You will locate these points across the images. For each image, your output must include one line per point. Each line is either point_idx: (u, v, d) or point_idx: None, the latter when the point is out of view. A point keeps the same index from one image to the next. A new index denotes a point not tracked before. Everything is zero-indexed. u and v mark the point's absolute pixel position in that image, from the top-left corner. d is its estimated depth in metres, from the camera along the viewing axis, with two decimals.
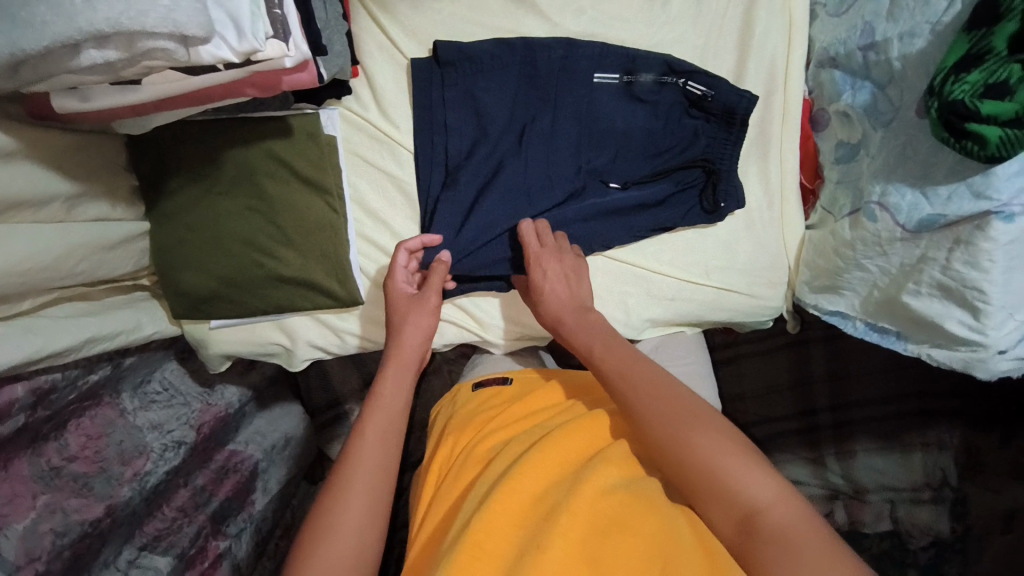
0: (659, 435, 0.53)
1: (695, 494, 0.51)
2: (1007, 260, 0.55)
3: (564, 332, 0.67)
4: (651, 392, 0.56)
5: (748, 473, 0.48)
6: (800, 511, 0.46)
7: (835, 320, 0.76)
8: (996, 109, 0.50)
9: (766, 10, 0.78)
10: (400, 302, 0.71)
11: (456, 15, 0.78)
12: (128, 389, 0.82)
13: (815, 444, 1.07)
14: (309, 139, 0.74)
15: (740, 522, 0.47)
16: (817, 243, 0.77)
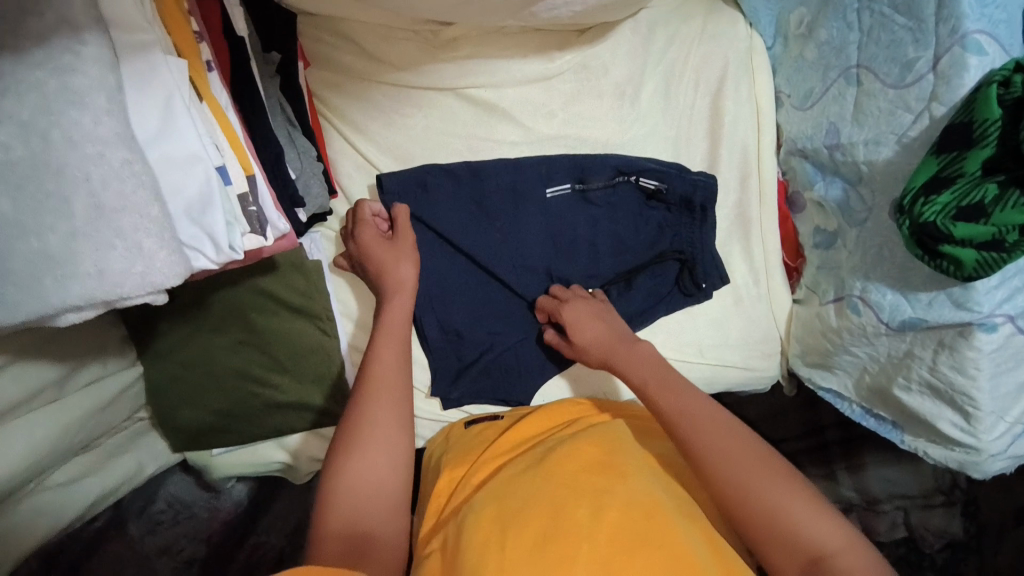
0: (726, 469, 0.59)
1: (758, 534, 0.55)
2: (993, 368, 0.56)
3: (617, 366, 0.73)
4: (717, 428, 0.62)
5: (813, 518, 0.54)
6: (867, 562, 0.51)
7: (829, 397, 0.77)
8: (969, 232, 0.51)
9: (734, 99, 0.79)
10: (379, 248, 0.72)
11: (429, 127, 0.79)
12: (134, 518, 0.83)
13: (823, 458, 1.03)
14: (295, 270, 0.74)
15: (806, 564, 0.52)
16: (805, 322, 0.77)
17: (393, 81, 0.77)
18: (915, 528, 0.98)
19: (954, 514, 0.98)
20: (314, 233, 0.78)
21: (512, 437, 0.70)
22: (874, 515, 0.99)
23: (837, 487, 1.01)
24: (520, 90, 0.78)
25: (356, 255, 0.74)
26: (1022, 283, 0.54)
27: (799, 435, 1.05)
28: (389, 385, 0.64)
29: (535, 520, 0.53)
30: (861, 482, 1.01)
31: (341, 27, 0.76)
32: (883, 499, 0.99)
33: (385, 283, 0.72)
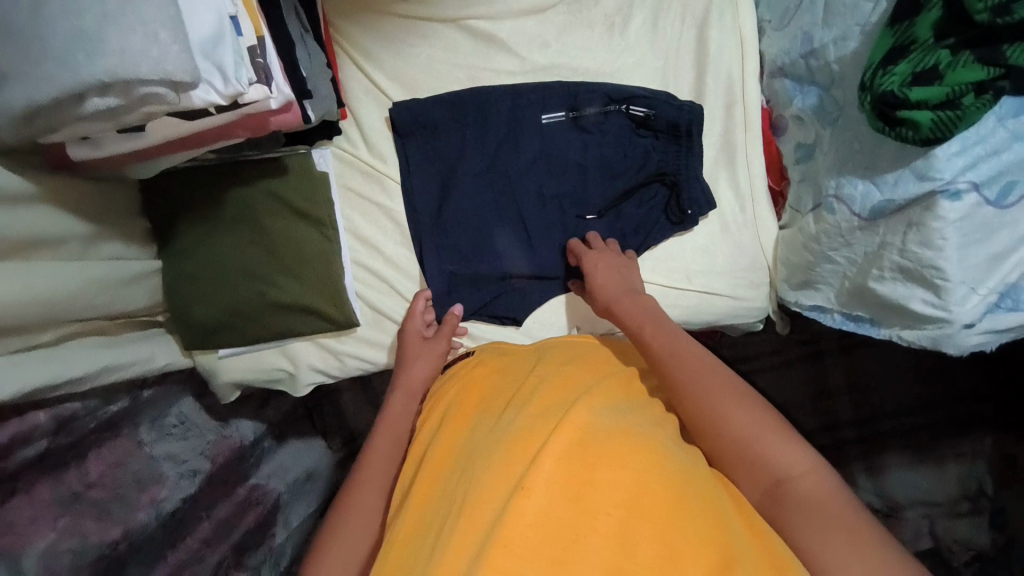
0: (698, 402, 0.60)
1: (727, 461, 0.57)
2: (959, 237, 0.57)
3: (618, 312, 0.75)
4: (690, 364, 0.63)
5: (778, 443, 0.55)
6: (830, 484, 0.52)
7: (815, 314, 0.78)
8: (926, 94, 0.53)
9: (718, 30, 0.84)
10: (411, 339, 0.82)
11: (433, 57, 0.86)
12: (146, 421, 0.87)
13: (843, 458, 1.18)
14: (304, 175, 0.81)
15: (770, 487, 0.54)
16: (788, 242, 0.79)
17: (400, 11, 0.84)
18: (940, 537, 1.11)
19: (980, 524, 1.09)
20: (325, 150, 0.85)
21: (489, 373, 0.71)
22: (897, 522, 1.13)
23: (859, 489, 1.16)
24: (516, 22, 0.86)
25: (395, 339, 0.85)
26: (983, 153, 0.56)
27: (817, 432, 1.19)
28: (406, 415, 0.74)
29: (504, 438, 0.54)
30: (881, 485, 1.16)
31: None
32: (905, 505, 1.14)
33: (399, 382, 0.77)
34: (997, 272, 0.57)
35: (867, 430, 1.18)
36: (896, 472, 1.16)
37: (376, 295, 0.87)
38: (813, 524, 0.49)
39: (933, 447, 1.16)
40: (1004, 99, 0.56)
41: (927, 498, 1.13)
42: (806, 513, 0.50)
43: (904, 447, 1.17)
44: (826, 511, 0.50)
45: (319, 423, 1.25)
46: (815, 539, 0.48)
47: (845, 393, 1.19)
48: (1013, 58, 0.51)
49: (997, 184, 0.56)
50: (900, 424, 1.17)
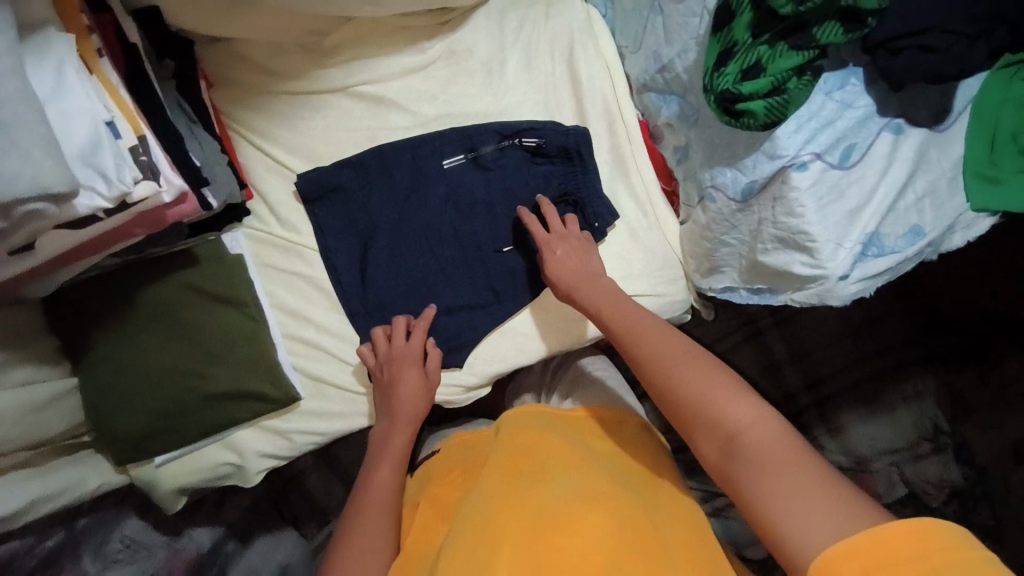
0: (653, 381, 0.65)
1: (686, 419, 0.62)
2: (814, 203, 0.64)
3: (579, 298, 0.80)
4: (643, 342, 0.69)
5: (725, 398, 0.59)
6: (776, 426, 0.57)
7: (727, 295, 0.84)
8: (754, 87, 0.61)
9: (585, 61, 0.92)
10: (408, 373, 0.83)
11: (328, 125, 0.89)
12: (87, 552, 0.90)
13: (804, 424, 1.24)
14: (217, 261, 0.81)
15: (723, 441, 0.58)
16: (689, 236, 0.84)
17: (288, 90, 0.88)
18: (913, 481, 1.17)
19: (947, 460, 1.18)
20: (238, 233, 0.86)
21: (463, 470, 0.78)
22: (870, 476, 1.18)
23: (827, 452, 1.21)
24: (402, 81, 0.90)
25: (383, 370, 0.84)
26: (819, 125, 0.64)
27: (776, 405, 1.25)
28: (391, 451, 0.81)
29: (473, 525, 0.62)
30: (845, 443, 1.21)
31: (233, 52, 0.86)
32: (873, 458, 1.19)
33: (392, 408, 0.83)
34: (856, 227, 0.65)
35: (818, 395, 1.25)
36: (854, 426, 1.22)
37: (311, 365, 0.87)
38: (761, 472, 0.54)
39: (882, 396, 1.23)
40: (827, 76, 0.65)
41: (891, 445, 1.19)
42: (754, 461, 0.55)
43: (856, 400, 1.24)
44: (772, 454, 0.55)
45: (289, 513, 1.12)
46: (766, 488, 0.53)
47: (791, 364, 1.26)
48: (820, 39, 0.59)
49: (838, 149, 0.65)
50: (848, 380, 1.25)
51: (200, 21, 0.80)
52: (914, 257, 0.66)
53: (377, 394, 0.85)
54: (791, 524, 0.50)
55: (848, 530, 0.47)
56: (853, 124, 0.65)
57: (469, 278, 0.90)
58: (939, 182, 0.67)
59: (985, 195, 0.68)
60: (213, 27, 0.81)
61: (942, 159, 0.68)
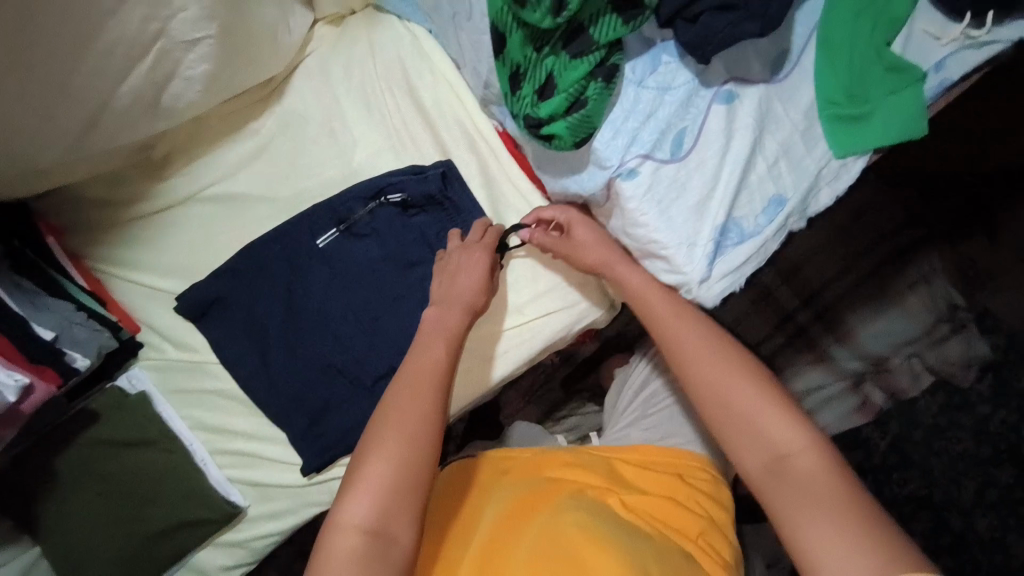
0: (702, 390, 0.60)
1: (727, 434, 0.58)
2: (654, 207, 0.60)
3: (612, 274, 0.65)
4: (691, 340, 0.61)
5: (778, 419, 0.56)
6: (823, 463, 0.54)
7: None
8: (550, 108, 0.56)
9: (426, 88, 0.86)
10: (476, 263, 0.77)
11: (186, 237, 0.86)
12: None
13: (810, 342, 1.14)
14: (120, 408, 0.84)
15: (771, 460, 0.55)
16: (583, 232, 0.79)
17: (136, 214, 0.85)
18: (937, 366, 1.12)
19: (973, 336, 1.13)
20: (134, 369, 0.86)
21: (482, 485, 0.73)
22: (888, 374, 1.12)
23: (838, 364, 1.11)
24: (246, 171, 0.86)
25: (457, 259, 0.78)
26: (638, 122, 0.59)
27: (773, 331, 1.16)
28: (416, 382, 0.68)
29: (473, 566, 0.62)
30: (856, 347, 1.12)
31: (69, 197, 0.84)
32: (892, 355, 1.11)
33: (431, 328, 0.73)
34: (707, 219, 0.60)
35: (816, 307, 1.16)
36: (863, 328, 1.13)
37: (246, 474, 0.87)
38: (807, 500, 0.52)
39: (887, 287, 1.14)
40: (633, 63, 0.59)
41: (907, 338, 1.10)
42: (804, 487, 0.53)
43: (858, 301, 1.14)
44: (819, 487, 0.53)
45: None
46: (813, 518, 0.51)
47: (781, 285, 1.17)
48: (599, 40, 0.54)
49: (667, 141, 0.60)
50: (843, 287, 1.16)
51: (12, 186, 0.74)
52: (780, 231, 0.61)
53: (437, 282, 0.79)
54: (836, 563, 0.49)
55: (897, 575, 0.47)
56: (676, 107, 0.59)
57: (376, 347, 0.86)
58: (792, 138, 0.60)
59: (845, 135, 0.60)
60: (34, 186, 0.76)
61: (792, 111, 0.60)
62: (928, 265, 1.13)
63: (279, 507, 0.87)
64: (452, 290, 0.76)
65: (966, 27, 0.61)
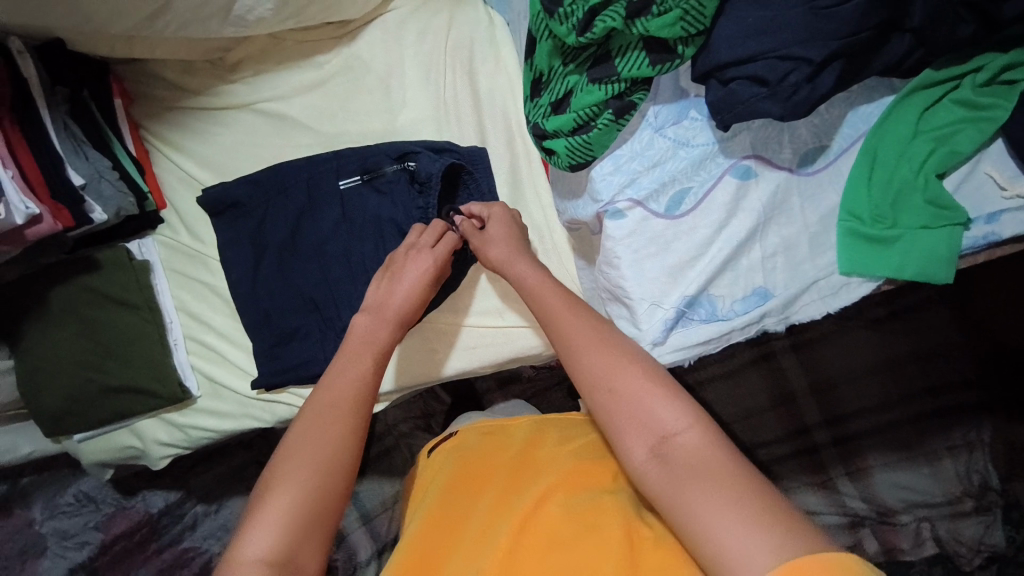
0: (591, 380, 0.55)
1: (612, 419, 0.53)
2: (631, 254, 0.57)
3: (512, 271, 0.70)
4: (581, 341, 0.57)
5: (662, 400, 0.51)
6: (715, 439, 0.49)
7: None
8: (556, 124, 0.55)
9: (486, 75, 0.88)
10: (412, 280, 0.71)
11: (231, 139, 0.93)
12: (39, 502, 1.10)
13: (817, 463, 1.09)
14: (120, 267, 0.89)
15: (655, 445, 0.50)
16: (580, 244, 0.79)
17: (198, 105, 0.93)
18: (944, 541, 1.00)
19: (993, 523, 0.98)
20: (148, 239, 0.94)
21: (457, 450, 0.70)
22: (893, 529, 1.03)
23: (839, 496, 1.07)
24: (303, 97, 0.92)
25: (402, 263, 0.73)
26: (642, 166, 0.57)
27: (784, 438, 1.11)
28: (337, 404, 0.61)
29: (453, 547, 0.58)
30: (867, 489, 1.05)
31: (147, 69, 0.92)
32: (900, 510, 1.03)
33: (354, 342, 0.67)
34: (677, 286, 0.56)
35: (837, 432, 1.09)
36: (881, 474, 1.05)
37: (206, 367, 0.93)
38: (699, 486, 0.46)
39: (922, 442, 1.05)
40: (659, 108, 0.57)
41: (924, 500, 1.02)
42: (688, 467, 0.47)
43: (888, 443, 1.06)
44: (708, 466, 0.47)
45: None
46: (701, 501, 0.45)
47: (805, 396, 1.11)
48: (622, 71, 0.52)
49: (665, 195, 0.56)
50: (876, 421, 1.08)
51: (101, 45, 0.83)
52: (751, 326, 0.56)
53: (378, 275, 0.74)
54: (733, 544, 0.42)
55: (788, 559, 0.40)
56: (687, 165, 0.56)
57: (356, 297, 0.89)
58: (798, 237, 0.56)
59: (859, 254, 0.55)
60: (119, 50, 0.85)
61: (809, 210, 0.56)
62: (976, 432, 1.02)
63: (219, 409, 0.93)
64: (389, 296, 0.71)
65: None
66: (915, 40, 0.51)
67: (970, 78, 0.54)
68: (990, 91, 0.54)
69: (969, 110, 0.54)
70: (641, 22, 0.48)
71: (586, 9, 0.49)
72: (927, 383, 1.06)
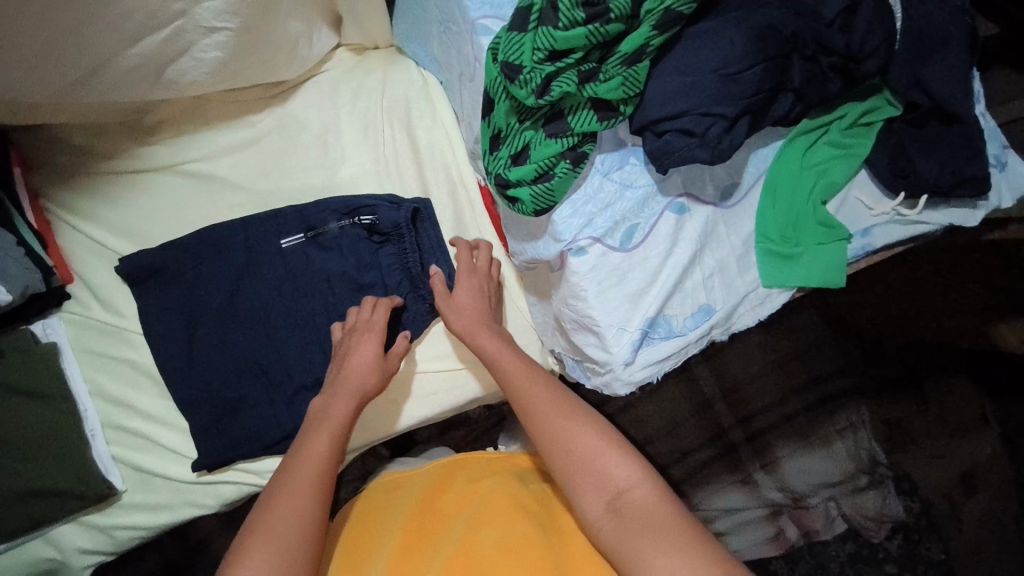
0: (556, 447, 0.71)
1: (576, 478, 0.70)
2: (595, 285, 0.63)
3: (480, 344, 0.78)
4: (543, 405, 0.73)
5: (616, 461, 0.69)
6: (655, 492, 0.67)
7: (575, 368, 0.77)
8: (518, 175, 0.61)
9: (425, 129, 0.92)
10: (361, 354, 0.78)
11: (152, 203, 0.87)
12: None
13: (736, 462, 1.21)
14: (23, 354, 0.80)
15: (613, 499, 0.68)
16: (538, 286, 0.83)
17: (112, 169, 0.86)
18: (851, 515, 1.19)
19: (887, 493, 1.20)
20: (54, 319, 0.84)
21: (383, 507, 0.80)
22: (806, 513, 1.19)
23: (760, 491, 1.19)
24: (233, 156, 0.89)
25: (345, 345, 0.80)
26: (595, 208, 0.63)
27: (706, 444, 1.22)
28: (309, 480, 0.69)
29: None
30: (781, 478, 1.19)
31: (48, 134, 0.85)
32: (808, 493, 1.19)
33: (319, 418, 0.74)
34: (638, 309, 0.63)
35: (749, 429, 1.23)
36: (789, 461, 1.20)
37: (134, 455, 0.83)
38: (656, 537, 0.63)
39: (818, 429, 1.22)
40: (603, 156, 0.64)
41: (825, 480, 1.19)
42: (642, 516, 0.65)
43: (788, 434, 1.22)
44: (655, 516, 0.65)
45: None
46: (652, 550, 0.62)
47: (721, 400, 1.24)
48: (575, 127, 0.60)
49: (618, 232, 0.64)
50: (776, 416, 1.23)
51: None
52: (702, 337, 0.64)
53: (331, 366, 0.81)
54: None
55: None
56: (634, 205, 0.64)
57: (307, 355, 0.86)
58: (728, 259, 0.66)
59: (778, 268, 0.66)
60: (17, 117, 0.78)
61: (733, 235, 0.66)
62: (856, 416, 1.22)
63: (153, 501, 0.83)
64: (343, 372, 0.78)
65: (896, 204, 0.70)
66: (797, 97, 0.64)
67: (837, 122, 0.69)
68: (853, 132, 0.70)
69: (839, 148, 0.69)
70: (590, 87, 0.57)
71: (542, 76, 0.56)
72: (814, 374, 1.25)
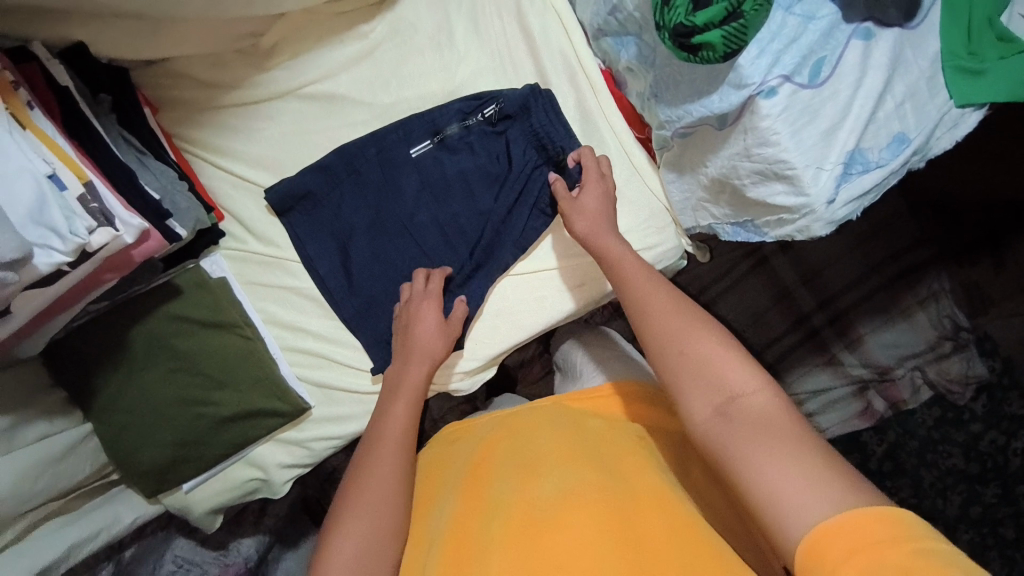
0: (665, 346, 0.61)
1: (682, 375, 0.59)
2: (788, 128, 0.62)
3: (601, 244, 0.76)
4: (655, 300, 0.66)
5: (736, 364, 0.57)
6: (777, 401, 0.54)
7: (739, 234, 0.77)
8: (707, 17, 0.59)
9: (536, 16, 0.88)
10: (427, 324, 0.80)
11: (279, 132, 0.87)
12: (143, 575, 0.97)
13: (821, 343, 1.19)
14: (200, 288, 0.82)
15: (724, 403, 0.55)
16: (674, 162, 0.81)
17: (236, 100, 0.85)
18: (937, 381, 1.14)
19: (971, 358, 1.12)
20: (217, 256, 0.86)
21: (460, 443, 0.76)
22: (892, 384, 1.16)
23: (845, 367, 1.17)
24: (351, 72, 0.88)
25: (407, 316, 0.81)
26: (781, 45, 0.61)
27: (790, 329, 1.20)
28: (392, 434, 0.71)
29: (448, 518, 0.64)
30: (863, 354, 1.16)
31: (168, 69, 0.83)
32: (893, 365, 1.15)
33: (396, 383, 0.77)
34: (834, 146, 0.62)
35: (831, 311, 1.19)
36: (871, 337, 1.16)
37: (314, 373, 0.87)
38: (770, 441, 0.50)
39: (899, 302, 1.16)
40: None
41: (911, 351, 1.14)
42: (757, 421, 0.53)
43: (870, 310, 1.17)
44: (771, 423, 0.52)
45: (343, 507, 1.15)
46: (764, 454, 0.50)
47: (800, 285, 1.20)
48: None
49: (806, 67, 0.61)
50: (859, 293, 1.18)
51: (126, 46, 0.76)
52: (902, 167, 0.64)
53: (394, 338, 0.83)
54: (789, 488, 0.47)
55: (850, 504, 0.44)
56: (819, 36, 0.61)
57: (458, 260, 0.87)
58: (919, 83, 0.63)
59: (967, 87, 0.63)
60: (144, 50, 0.77)
61: (921, 58, 0.63)
62: (938, 284, 1.15)
63: (337, 413, 0.88)
64: (410, 341, 0.80)
65: None
66: None
67: None
68: None
69: None
70: None
71: None
72: (892, 250, 1.17)
